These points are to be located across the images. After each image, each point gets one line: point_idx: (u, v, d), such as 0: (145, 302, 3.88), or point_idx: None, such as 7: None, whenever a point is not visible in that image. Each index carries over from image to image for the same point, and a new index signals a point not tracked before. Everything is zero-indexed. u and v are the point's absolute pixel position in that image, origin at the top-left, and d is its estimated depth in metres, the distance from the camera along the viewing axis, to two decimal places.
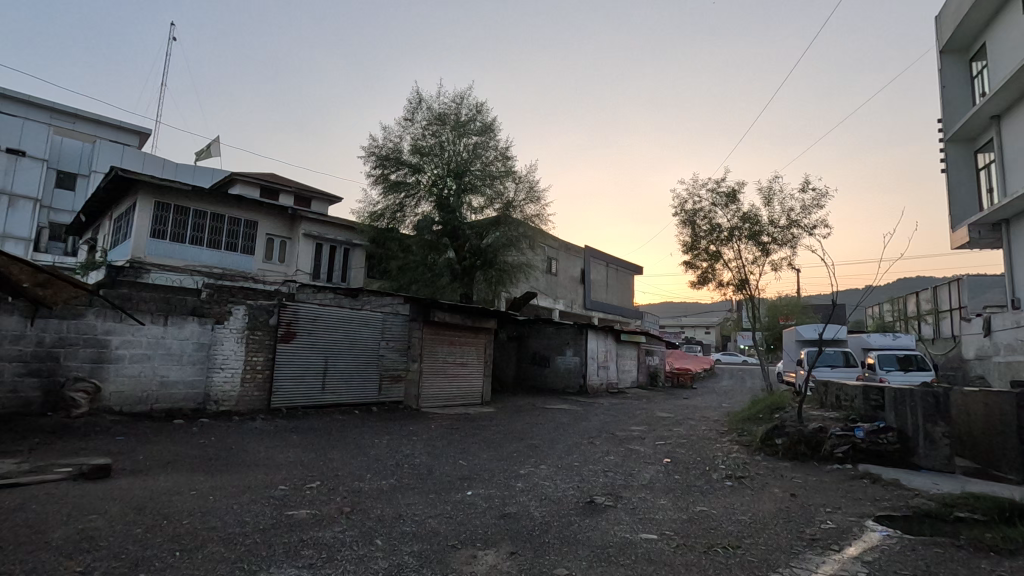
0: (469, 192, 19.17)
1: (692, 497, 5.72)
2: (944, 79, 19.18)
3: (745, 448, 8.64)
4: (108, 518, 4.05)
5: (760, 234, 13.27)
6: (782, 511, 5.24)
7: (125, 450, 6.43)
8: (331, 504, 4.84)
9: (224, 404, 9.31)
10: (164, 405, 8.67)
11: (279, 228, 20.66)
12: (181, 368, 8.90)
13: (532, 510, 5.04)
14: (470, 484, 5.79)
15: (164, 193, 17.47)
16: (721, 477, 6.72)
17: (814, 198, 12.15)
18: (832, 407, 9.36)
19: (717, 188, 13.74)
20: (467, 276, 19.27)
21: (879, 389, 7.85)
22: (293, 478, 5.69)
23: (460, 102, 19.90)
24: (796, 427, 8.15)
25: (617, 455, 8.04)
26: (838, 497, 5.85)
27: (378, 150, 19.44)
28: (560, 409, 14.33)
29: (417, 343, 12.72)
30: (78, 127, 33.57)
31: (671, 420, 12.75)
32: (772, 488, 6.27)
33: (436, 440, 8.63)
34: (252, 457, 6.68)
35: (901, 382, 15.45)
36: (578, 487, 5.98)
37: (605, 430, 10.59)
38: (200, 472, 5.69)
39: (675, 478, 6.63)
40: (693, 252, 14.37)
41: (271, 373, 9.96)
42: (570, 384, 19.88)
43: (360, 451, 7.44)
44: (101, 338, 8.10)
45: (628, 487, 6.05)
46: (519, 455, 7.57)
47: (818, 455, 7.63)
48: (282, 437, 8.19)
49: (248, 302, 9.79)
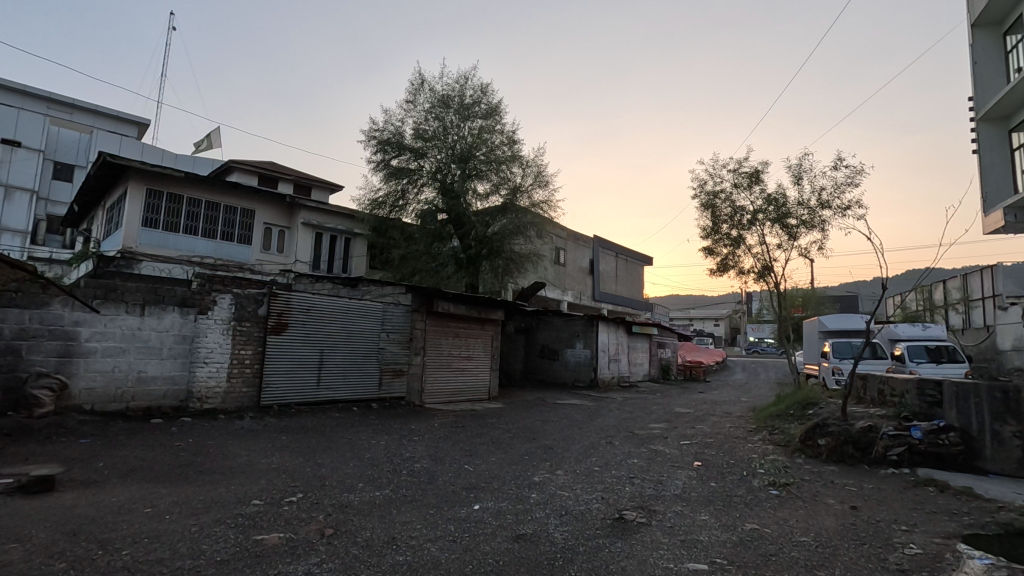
0: (474, 178, 18.25)
1: (737, 511, 4.89)
2: (976, 55, 18.03)
3: (781, 450, 7.79)
4: (30, 548, 3.29)
5: (787, 217, 12.34)
6: (848, 531, 4.40)
7: (86, 456, 5.64)
8: (311, 526, 4.03)
9: (209, 402, 8.52)
10: (141, 404, 7.91)
11: (276, 218, 19.90)
12: (161, 362, 8.14)
13: (552, 530, 4.23)
14: (478, 497, 4.99)
15: (156, 180, 16.68)
16: (763, 486, 5.87)
17: (848, 176, 11.17)
18: (879, 403, 8.48)
19: (740, 168, 12.81)
20: (473, 265, 18.56)
21: (937, 384, 6.98)
22: (272, 490, 4.90)
23: (464, 83, 19.01)
24: (841, 425, 7.31)
25: (641, 458, 7.22)
26: (909, 510, 4.99)
27: (378, 134, 18.57)
28: (573, 405, 13.52)
29: (420, 335, 11.91)
30: (76, 117, 32.92)
31: (693, 417, 11.91)
32: (827, 498, 5.43)
33: (439, 441, 7.84)
34: (230, 463, 5.89)
35: (933, 375, 14.55)
36: (603, 499, 5.13)
37: (623, 428, 9.79)
38: (166, 483, 4.92)
39: (712, 486, 5.81)
40: (714, 237, 13.48)
41: (261, 368, 9.19)
42: (580, 378, 19.08)
43: (354, 454, 6.68)
44: (69, 330, 7.35)
45: (661, 499, 5.21)
46: (531, 459, 6.77)
47: (868, 458, 6.77)
48: (269, 439, 7.40)
49: (235, 291, 9.01)
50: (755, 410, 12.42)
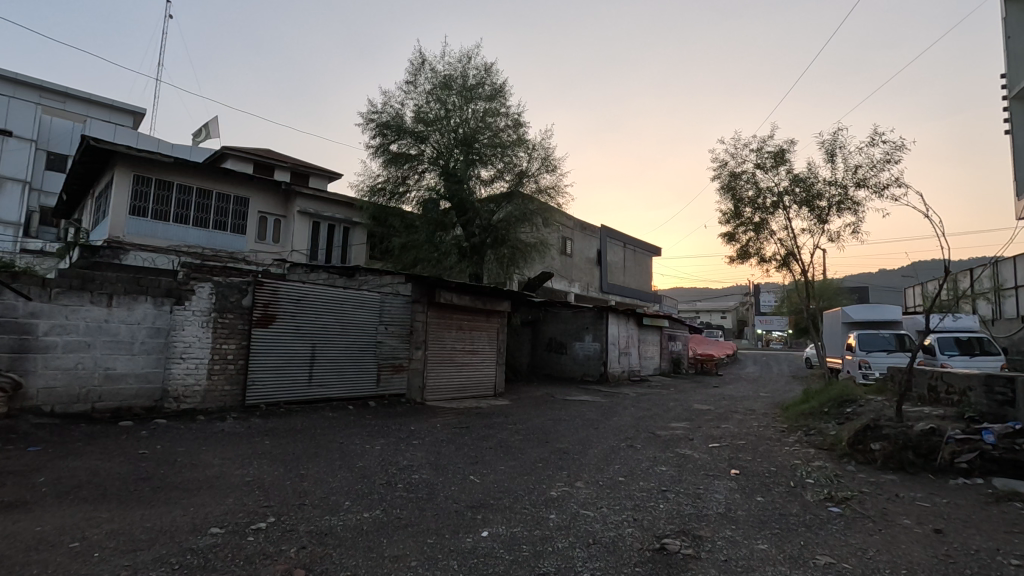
0: (478, 163, 17.34)
1: (801, 537, 4.05)
2: (1010, 29, 16.84)
3: (825, 454, 6.95)
4: None
5: (816, 199, 11.38)
6: (946, 568, 3.54)
7: (28, 468, 4.83)
8: (278, 565, 3.21)
9: (187, 402, 7.75)
10: (109, 404, 7.11)
11: (272, 206, 19.10)
12: (132, 358, 7.33)
13: (580, 568, 3.39)
14: (487, 519, 4.18)
15: (144, 166, 15.84)
16: (819, 501, 5.00)
17: (887, 152, 10.19)
18: (934, 402, 7.58)
19: (763, 147, 11.89)
20: (476, 255, 17.69)
21: (1010, 380, 6.12)
22: (237, 512, 4.08)
23: (467, 63, 18.02)
24: (896, 427, 6.46)
25: (670, 465, 6.35)
26: (1006, 535, 4.13)
27: (377, 117, 17.61)
28: (584, 402, 12.67)
29: (421, 327, 11.09)
30: (69, 107, 31.88)
31: (716, 415, 11.03)
32: (901, 517, 4.58)
33: (442, 444, 7.02)
34: (198, 475, 5.09)
35: (965, 368, 13.68)
36: (637, 521, 4.29)
37: (643, 428, 8.94)
38: (113, 504, 4.11)
39: (759, 502, 4.96)
40: (735, 222, 12.62)
41: (246, 365, 8.40)
42: (589, 372, 18.26)
43: (345, 463, 5.88)
44: (24, 322, 6.54)
45: (705, 520, 4.38)
46: (546, 467, 5.94)
47: (932, 467, 5.89)
48: (250, 443, 6.62)
49: (217, 280, 8.21)
50: (782, 406, 11.56)
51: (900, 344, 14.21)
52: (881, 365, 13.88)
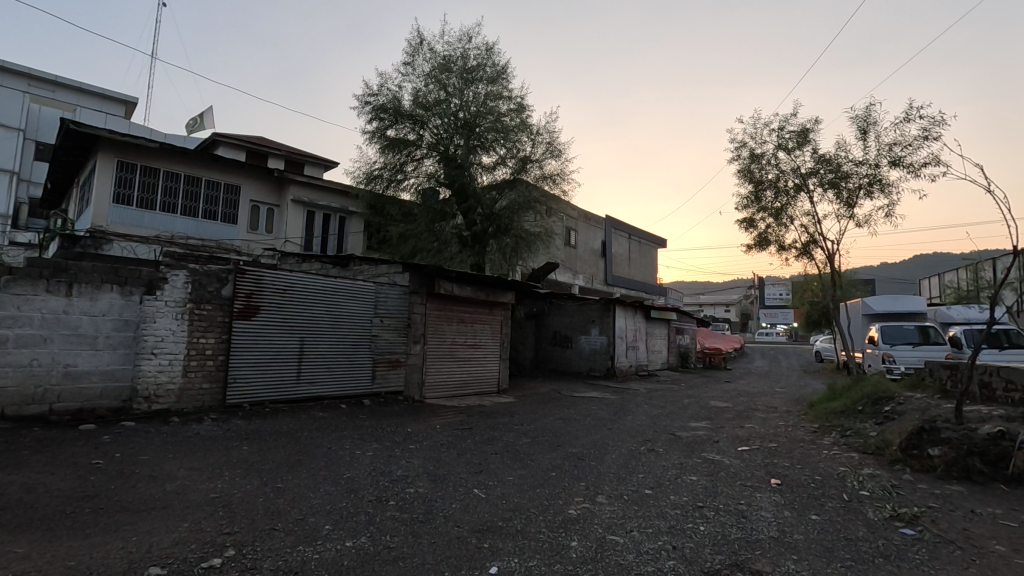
0: (478, 149, 16.47)
1: (879, 571, 3.31)
2: None
3: (873, 459, 6.19)
4: None
5: (844, 181, 10.57)
6: None
7: None
8: None
9: (159, 401, 7.01)
10: (69, 406, 6.36)
11: (265, 195, 18.29)
12: (97, 354, 6.58)
13: None
14: (497, 548, 3.44)
15: (128, 152, 15.02)
16: (887, 521, 4.24)
17: (926, 128, 9.36)
18: (991, 401, 6.80)
19: (786, 125, 11.08)
20: (478, 244, 16.91)
21: None
22: (190, 543, 3.32)
23: (467, 43, 17.12)
24: (957, 431, 5.71)
25: (700, 474, 5.58)
26: None
27: (373, 99, 16.73)
28: (592, 399, 11.88)
29: (419, 320, 10.34)
30: (59, 96, 31.00)
31: (737, 413, 10.26)
32: (994, 543, 3.81)
33: (442, 449, 6.28)
34: (157, 490, 4.35)
35: (997, 362, 12.89)
36: (679, 551, 3.53)
37: (661, 430, 8.16)
38: (40, 533, 3.35)
39: (815, 522, 4.19)
40: (754, 207, 11.83)
41: (226, 360, 7.65)
42: (596, 367, 17.51)
43: (332, 474, 5.14)
44: None
45: (758, 548, 3.63)
46: (561, 477, 5.20)
47: (1003, 476, 5.13)
48: (226, 449, 5.88)
49: (193, 267, 7.44)
50: (806, 403, 10.78)
51: (925, 336, 13.44)
52: (906, 359, 13.06)
